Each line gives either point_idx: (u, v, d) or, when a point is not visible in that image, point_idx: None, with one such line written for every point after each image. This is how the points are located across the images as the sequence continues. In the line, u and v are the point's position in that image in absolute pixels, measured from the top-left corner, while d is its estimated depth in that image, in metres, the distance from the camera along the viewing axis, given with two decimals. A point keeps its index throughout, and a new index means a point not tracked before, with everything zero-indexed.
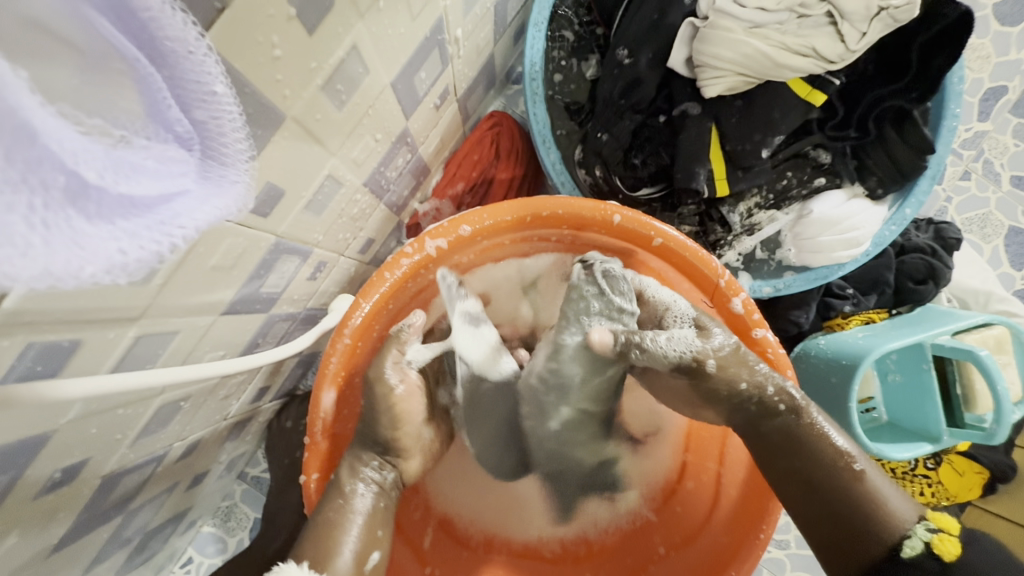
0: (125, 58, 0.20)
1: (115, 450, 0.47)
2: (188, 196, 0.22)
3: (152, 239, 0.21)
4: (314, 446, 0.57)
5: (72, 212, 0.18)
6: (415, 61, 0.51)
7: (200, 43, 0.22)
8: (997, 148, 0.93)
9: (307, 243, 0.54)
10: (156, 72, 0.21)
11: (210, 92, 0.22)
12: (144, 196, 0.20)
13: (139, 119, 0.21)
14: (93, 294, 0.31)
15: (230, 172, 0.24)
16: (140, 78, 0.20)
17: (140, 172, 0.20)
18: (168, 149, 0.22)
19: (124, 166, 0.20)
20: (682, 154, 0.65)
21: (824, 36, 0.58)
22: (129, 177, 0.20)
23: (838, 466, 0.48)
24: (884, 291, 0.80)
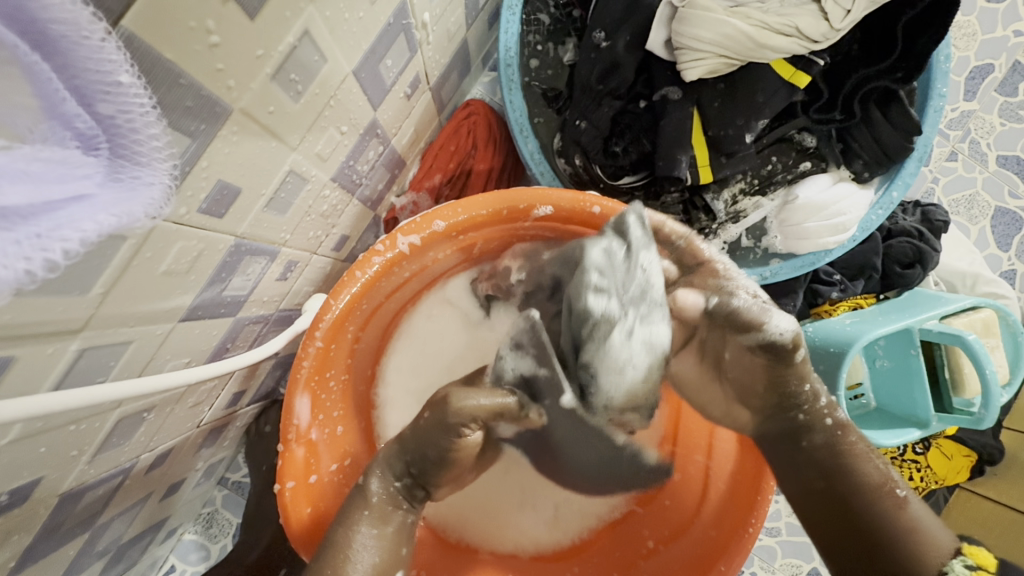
0: (5, 45, 0.17)
1: (75, 466, 0.45)
2: (89, 200, 0.21)
3: (19, 254, 0.20)
4: (287, 454, 0.54)
5: None
6: (380, 47, 0.48)
7: (97, 27, 0.19)
8: (983, 128, 0.92)
9: (273, 243, 0.51)
10: (44, 63, 0.18)
11: (115, 85, 0.20)
12: (18, 208, 0.19)
13: (34, 116, 0.19)
14: (22, 308, 0.28)
15: (142, 173, 0.24)
16: (28, 68, 0.18)
17: (19, 181, 0.19)
18: (63, 147, 0.20)
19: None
20: (663, 141, 0.62)
21: (806, 14, 0.56)
22: (1, 186, 0.18)
23: (883, 492, 0.48)
24: (871, 277, 0.79)
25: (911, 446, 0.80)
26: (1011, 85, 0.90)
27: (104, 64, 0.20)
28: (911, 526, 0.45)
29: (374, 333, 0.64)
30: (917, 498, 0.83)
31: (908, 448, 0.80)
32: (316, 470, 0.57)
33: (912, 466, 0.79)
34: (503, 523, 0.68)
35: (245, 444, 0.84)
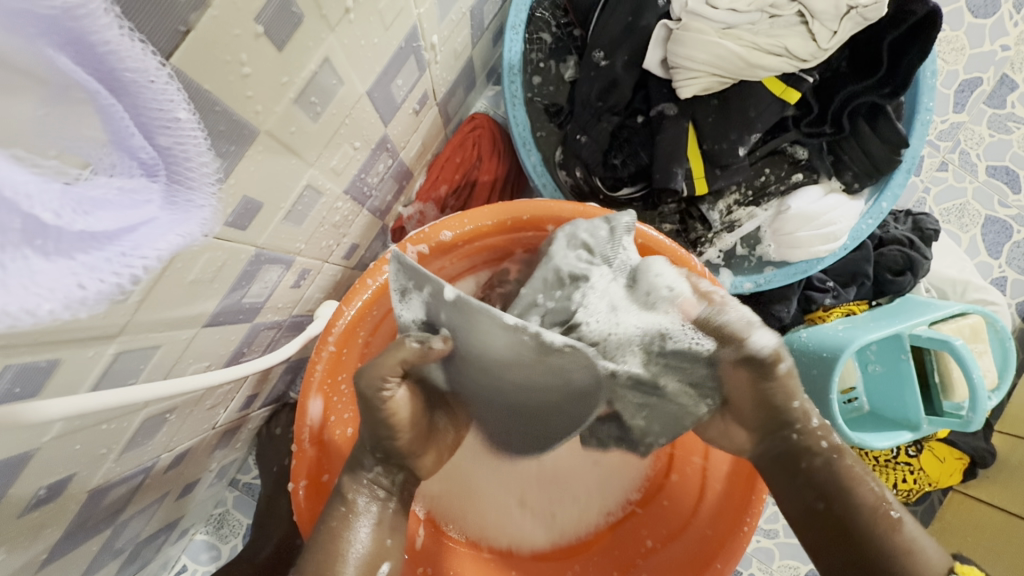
0: (88, 90, 0.20)
1: (104, 462, 0.47)
2: (153, 223, 0.24)
3: (110, 271, 0.22)
4: (300, 453, 0.57)
5: (29, 252, 0.19)
6: (391, 69, 0.51)
7: (161, 72, 0.23)
8: (973, 139, 0.94)
9: (289, 252, 0.54)
10: (118, 103, 0.21)
11: (173, 119, 0.24)
12: (107, 230, 0.21)
13: (102, 147, 0.22)
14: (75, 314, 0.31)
15: (194, 196, 0.26)
16: (103, 108, 0.21)
17: (102, 207, 0.21)
18: (130, 176, 0.23)
19: (84, 203, 0.20)
20: (660, 154, 0.65)
21: (794, 35, 0.59)
22: (90, 213, 0.21)
23: (880, 516, 0.47)
24: (863, 284, 0.81)
25: (904, 449, 0.82)
26: (999, 97, 0.93)
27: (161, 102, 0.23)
28: (906, 547, 0.46)
29: None
30: (912, 500, 0.85)
31: (901, 451, 0.82)
32: (327, 469, 0.59)
33: (905, 469, 0.81)
34: (505, 524, 0.69)
35: (255, 446, 0.86)
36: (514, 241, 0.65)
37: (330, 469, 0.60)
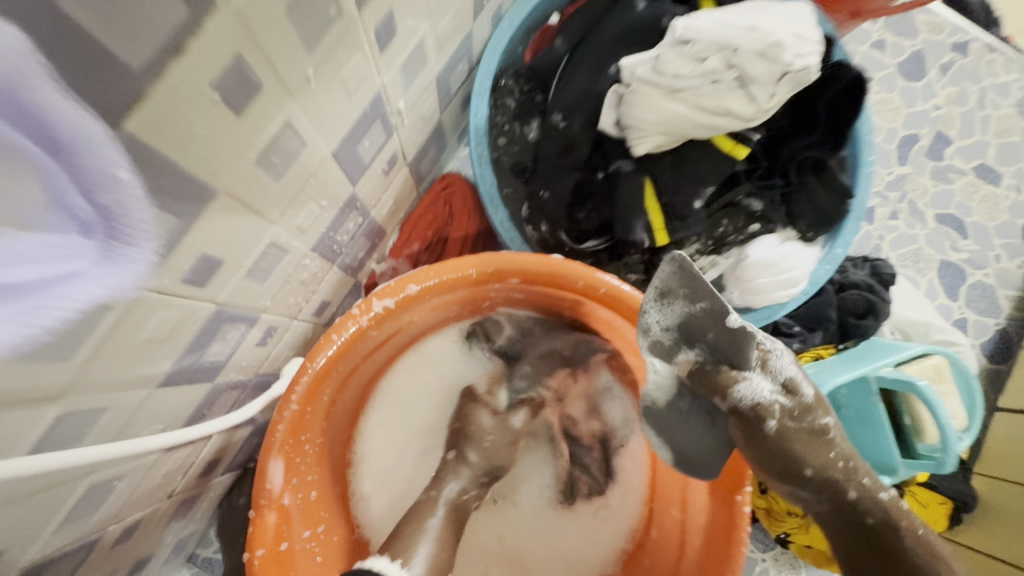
0: (35, 159, 0.23)
1: (40, 538, 0.44)
2: (84, 276, 0.28)
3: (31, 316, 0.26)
4: (259, 520, 0.54)
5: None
6: (357, 131, 0.54)
7: (98, 129, 0.26)
8: (919, 189, 1.00)
9: (253, 309, 0.54)
10: (61, 168, 0.25)
11: (112, 176, 0.27)
12: (36, 282, 0.25)
13: (45, 207, 0.25)
14: (7, 375, 0.30)
15: (127, 249, 0.31)
16: (43, 172, 0.24)
17: (33, 264, 0.25)
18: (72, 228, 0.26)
19: (17, 262, 0.24)
20: (620, 209, 0.68)
21: (737, 98, 0.62)
22: (21, 268, 0.24)
23: None
24: (828, 328, 0.82)
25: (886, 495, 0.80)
26: (936, 151, 1.00)
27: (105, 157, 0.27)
28: None
29: (352, 392, 0.66)
30: None
31: None
32: (287, 536, 0.56)
33: None
34: None
35: (217, 516, 0.82)
36: (480, 290, 0.65)
37: (290, 535, 0.57)
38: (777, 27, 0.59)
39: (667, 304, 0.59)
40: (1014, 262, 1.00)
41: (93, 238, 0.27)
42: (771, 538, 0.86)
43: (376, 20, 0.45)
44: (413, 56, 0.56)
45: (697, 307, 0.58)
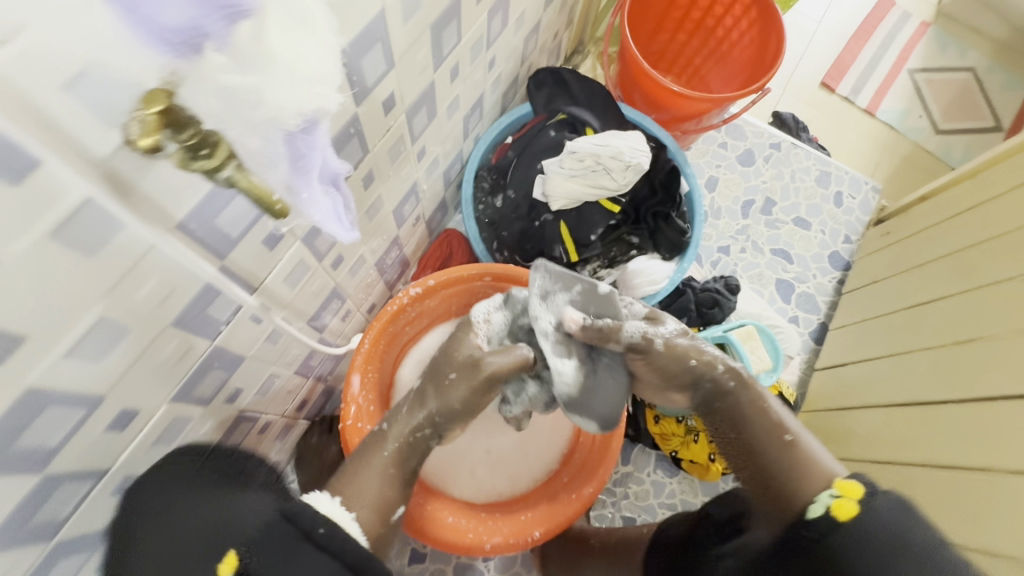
0: (333, 176, 0.60)
1: (247, 398, 0.87)
2: (344, 223, 0.65)
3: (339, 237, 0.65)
4: (347, 407, 1.00)
5: (329, 231, 0.62)
6: (403, 200, 1.05)
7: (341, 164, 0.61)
8: (758, 234, 1.52)
9: (344, 292, 1.02)
10: (337, 175, 0.60)
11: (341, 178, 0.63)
12: (339, 226, 0.63)
13: (331, 194, 0.61)
14: (281, 288, 0.77)
15: (349, 215, 0.67)
16: (330, 181, 0.60)
17: (337, 219, 0.63)
18: (339, 200, 0.63)
19: (336, 216, 0.62)
20: (549, 241, 1.19)
21: (604, 179, 1.14)
22: (337, 221, 0.63)
23: (774, 436, 0.77)
24: (690, 315, 1.31)
25: None
26: (766, 209, 1.54)
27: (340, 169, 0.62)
28: (798, 460, 0.75)
29: (396, 348, 1.12)
30: None
31: None
32: (363, 419, 1.01)
33: None
34: (474, 477, 1.12)
35: (294, 454, 1.22)
36: (469, 288, 1.13)
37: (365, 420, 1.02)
38: (619, 144, 1.13)
39: (548, 301, 0.87)
40: (827, 278, 1.49)
41: (349, 222, 0.67)
42: (670, 461, 1.29)
43: (417, 149, 0.97)
44: (432, 162, 1.09)
45: (577, 287, 0.88)
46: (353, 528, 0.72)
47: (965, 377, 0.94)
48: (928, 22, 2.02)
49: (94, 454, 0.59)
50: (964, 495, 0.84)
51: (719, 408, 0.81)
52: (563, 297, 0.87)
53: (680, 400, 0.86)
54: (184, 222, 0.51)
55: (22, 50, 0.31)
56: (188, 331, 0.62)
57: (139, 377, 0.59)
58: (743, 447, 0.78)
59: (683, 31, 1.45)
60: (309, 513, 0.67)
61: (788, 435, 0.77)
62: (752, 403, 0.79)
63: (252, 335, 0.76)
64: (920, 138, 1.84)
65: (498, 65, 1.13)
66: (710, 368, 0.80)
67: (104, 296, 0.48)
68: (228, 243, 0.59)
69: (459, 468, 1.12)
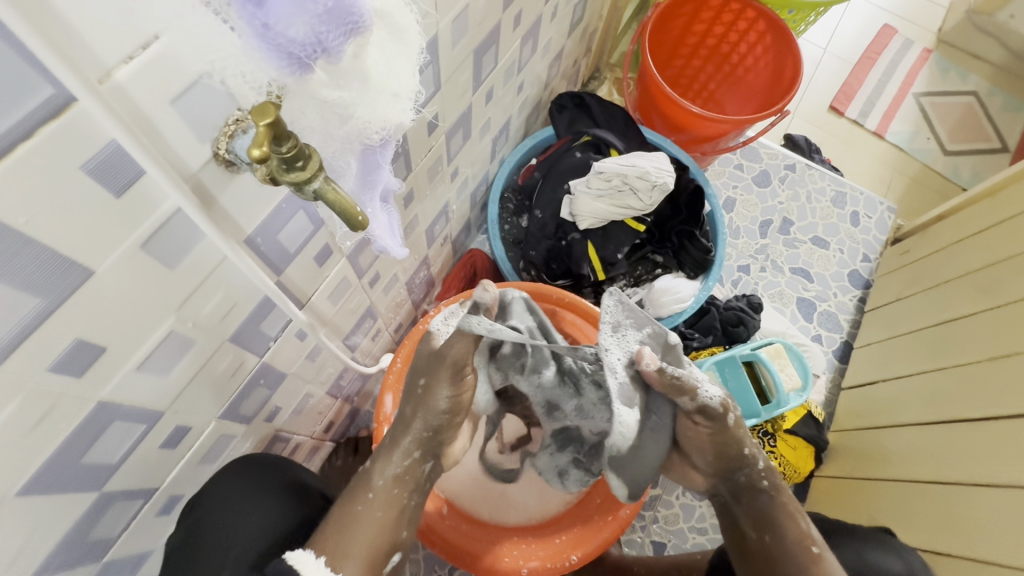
0: (388, 190, 0.61)
1: (284, 417, 0.86)
2: (395, 238, 0.65)
3: (391, 251, 0.65)
4: (379, 427, 0.99)
5: (383, 245, 0.63)
6: (435, 220, 1.06)
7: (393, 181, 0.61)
8: (777, 253, 1.53)
9: (377, 311, 1.02)
10: (390, 189, 0.61)
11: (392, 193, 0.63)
12: (392, 241, 0.64)
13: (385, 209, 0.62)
14: (325, 305, 0.78)
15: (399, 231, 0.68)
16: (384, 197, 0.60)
17: (391, 233, 0.63)
18: (391, 214, 0.64)
19: (390, 231, 0.63)
20: (576, 259, 1.20)
21: (631, 199, 1.16)
22: (392, 236, 0.63)
23: (802, 548, 0.78)
24: (714, 334, 1.32)
25: (766, 443, 1.21)
26: (785, 229, 1.56)
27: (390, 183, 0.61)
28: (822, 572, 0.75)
29: None
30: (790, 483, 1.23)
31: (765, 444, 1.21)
32: None
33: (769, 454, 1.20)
34: (497, 505, 1.07)
35: None
36: None
37: None
38: (645, 164, 1.14)
39: (620, 334, 0.73)
40: (847, 296, 1.49)
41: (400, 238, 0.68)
42: (701, 484, 1.27)
43: (451, 169, 0.99)
44: (462, 183, 1.11)
45: (646, 331, 0.76)
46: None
47: (1002, 393, 0.94)
48: (929, 49, 2.08)
49: (148, 470, 0.58)
50: (992, 515, 0.85)
51: (736, 511, 0.83)
52: (634, 333, 0.74)
53: (699, 481, 0.87)
54: (251, 236, 0.52)
55: (143, 64, 0.32)
56: (242, 346, 0.62)
57: (196, 392, 0.59)
58: (766, 557, 0.79)
59: (699, 57, 1.50)
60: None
61: (814, 546, 0.78)
62: (782, 507, 0.81)
63: (295, 353, 0.76)
64: (929, 159, 1.88)
65: (525, 90, 1.16)
66: (752, 464, 0.82)
67: (179, 307, 0.48)
68: (286, 258, 0.60)
69: (481, 496, 1.08)
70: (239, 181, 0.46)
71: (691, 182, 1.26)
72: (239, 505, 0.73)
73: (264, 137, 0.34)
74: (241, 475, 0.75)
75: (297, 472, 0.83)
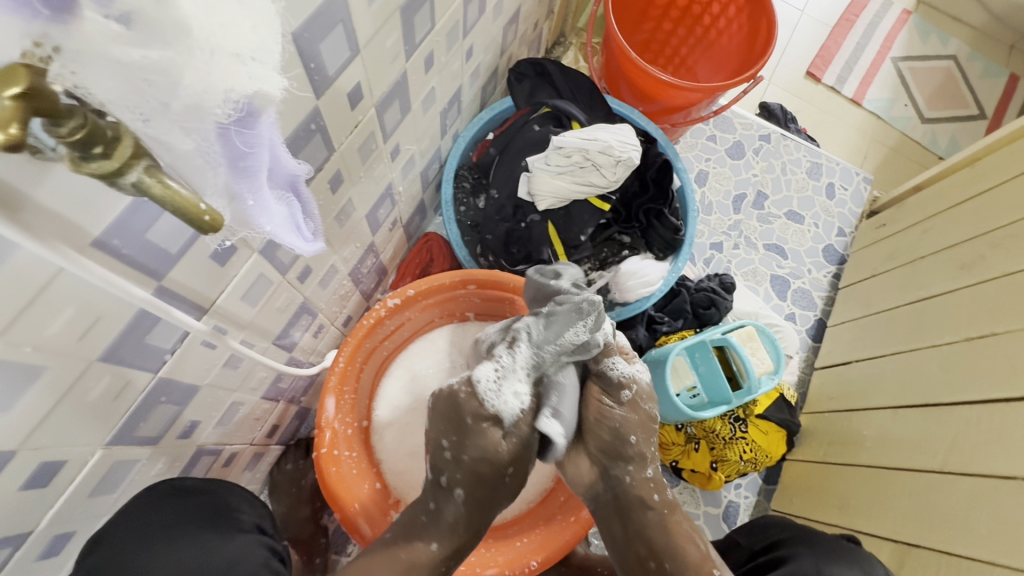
0: (292, 177, 0.51)
1: (206, 431, 0.78)
2: (304, 233, 0.55)
3: (300, 248, 0.55)
4: (321, 434, 0.90)
5: (287, 243, 0.53)
6: (378, 203, 0.96)
7: (302, 170, 0.51)
8: (751, 229, 1.46)
9: (315, 306, 0.92)
10: (297, 175, 0.51)
11: (302, 179, 0.53)
12: (299, 237, 0.54)
13: (289, 199, 0.52)
14: (235, 308, 0.67)
15: (315, 224, 0.58)
16: (282, 186, 0.50)
17: (297, 229, 0.54)
18: (301, 206, 0.54)
19: (297, 226, 0.53)
20: (536, 243, 1.12)
21: (595, 176, 1.07)
22: (297, 232, 0.54)
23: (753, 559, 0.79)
24: (686, 317, 1.26)
25: (737, 429, 1.17)
26: (759, 203, 1.49)
27: (296, 168, 0.51)
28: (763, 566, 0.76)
29: (374, 364, 1.03)
30: (761, 468, 1.19)
31: (737, 430, 1.17)
32: (338, 446, 0.92)
33: (742, 440, 1.16)
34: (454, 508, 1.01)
35: (268, 482, 1.13)
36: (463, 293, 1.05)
37: (340, 447, 0.92)
38: (608, 137, 1.05)
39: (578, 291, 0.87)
40: (821, 272, 1.44)
41: (311, 232, 0.58)
42: (672, 473, 1.22)
43: (390, 147, 0.89)
44: (408, 161, 1.00)
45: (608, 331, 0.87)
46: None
47: (986, 375, 0.90)
48: (910, 10, 2.00)
49: (9, 515, 0.50)
50: (980, 501, 0.81)
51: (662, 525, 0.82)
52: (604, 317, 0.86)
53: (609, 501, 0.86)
54: (102, 237, 0.42)
55: None
56: (123, 364, 0.53)
57: (61, 424, 0.50)
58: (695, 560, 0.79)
59: (669, 19, 1.39)
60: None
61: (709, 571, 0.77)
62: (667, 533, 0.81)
63: (206, 362, 0.66)
64: (906, 128, 1.82)
65: (476, 56, 1.05)
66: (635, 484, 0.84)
67: (1, 334, 0.39)
68: (167, 262, 0.50)
69: None
70: (54, 171, 0.36)
71: (659, 156, 1.17)
72: (159, 538, 0.67)
73: (12, 113, 0.25)
74: (152, 508, 0.68)
75: (227, 498, 0.77)
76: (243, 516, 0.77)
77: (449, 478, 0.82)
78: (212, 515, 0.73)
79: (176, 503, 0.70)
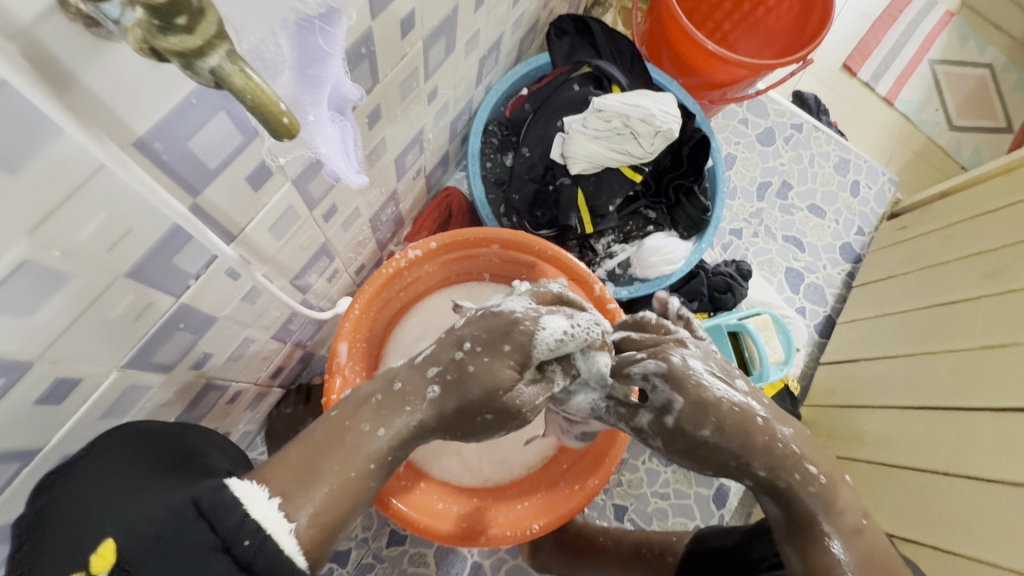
0: (349, 102, 0.47)
1: (217, 363, 0.75)
2: (351, 164, 0.51)
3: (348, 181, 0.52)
4: (331, 380, 0.88)
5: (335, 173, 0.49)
6: (407, 148, 0.91)
7: (358, 94, 0.47)
8: (772, 218, 1.44)
9: (333, 249, 0.88)
10: (354, 100, 0.47)
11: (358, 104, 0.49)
12: (347, 167, 0.50)
13: (344, 127, 0.48)
14: (260, 240, 0.63)
15: (360, 157, 0.55)
16: (337, 109, 0.46)
17: (348, 158, 0.50)
18: (352, 133, 0.50)
19: (348, 154, 0.50)
20: (562, 206, 1.08)
21: (631, 144, 1.03)
22: (347, 161, 0.50)
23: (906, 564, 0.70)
24: (701, 300, 1.25)
25: None
26: (784, 193, 1.47)
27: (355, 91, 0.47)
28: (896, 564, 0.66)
29: (387, 316, 1.00)
30: None
31: None
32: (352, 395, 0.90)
33: None
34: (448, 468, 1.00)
35: (265, 424, 1.11)
36: (491, 254, 1.01)
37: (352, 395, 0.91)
38: (651, 105, 1.01)
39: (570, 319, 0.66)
40: (836, 270, 1.43)
41: (356, 161, 0.54)
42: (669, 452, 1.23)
43: (428, 89, 0.83)
44: (441, 107, 0.95)
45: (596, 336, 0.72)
46: (288, 544, 0.50)
47: (1000, 384, 0.91)
48: (953, 12, 1.95)
49: (20, 430, 0.48)
50: (993, 509, 0.81)
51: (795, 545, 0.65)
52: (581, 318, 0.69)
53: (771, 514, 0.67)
54: (145, 139, 0.38)
55: None
56: (147, 283, 0.49)
57: (82, 339, 0.47)
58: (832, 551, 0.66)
59: None
60: (237, 516, 0.50)
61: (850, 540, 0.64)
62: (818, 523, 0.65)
63: (226, 294, 0.63)
64: (934, 133, 1.79)
65: (523, 3, 0.99)
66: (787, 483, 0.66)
67: (32, 230, 0.35)
68: (204, 177, 0.46)
69: (434, 454, 1.00)
70: (108, 52, 0.32)
71: (697, 132, 1.13)
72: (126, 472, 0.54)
73: None
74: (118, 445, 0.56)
75: (193, 442, 0.62)
76: (213, 462, 0.62)
77: (439, 369, 0.61)
78: (178, 461, 0.58)
79: (148, 443, 0.59)
